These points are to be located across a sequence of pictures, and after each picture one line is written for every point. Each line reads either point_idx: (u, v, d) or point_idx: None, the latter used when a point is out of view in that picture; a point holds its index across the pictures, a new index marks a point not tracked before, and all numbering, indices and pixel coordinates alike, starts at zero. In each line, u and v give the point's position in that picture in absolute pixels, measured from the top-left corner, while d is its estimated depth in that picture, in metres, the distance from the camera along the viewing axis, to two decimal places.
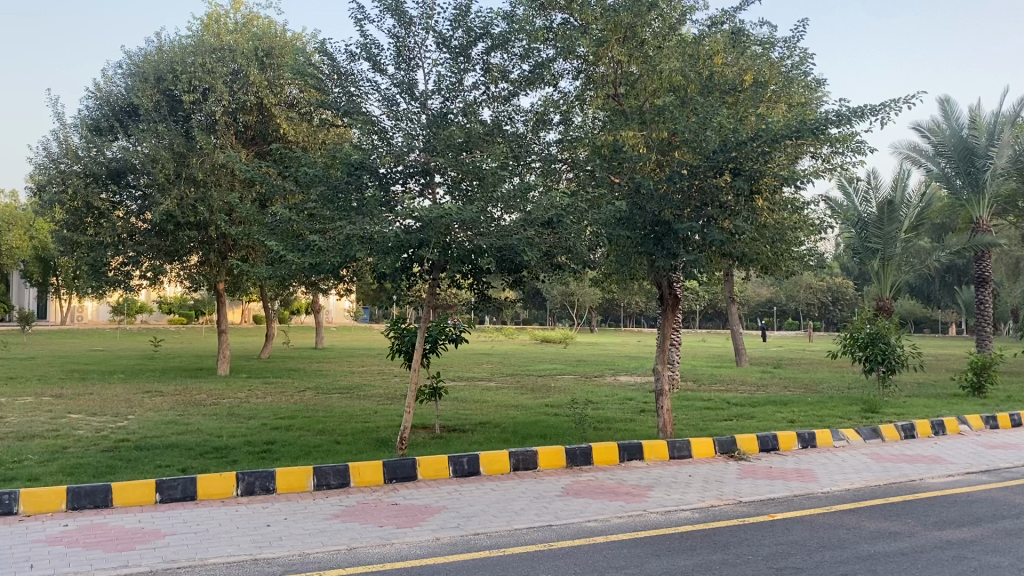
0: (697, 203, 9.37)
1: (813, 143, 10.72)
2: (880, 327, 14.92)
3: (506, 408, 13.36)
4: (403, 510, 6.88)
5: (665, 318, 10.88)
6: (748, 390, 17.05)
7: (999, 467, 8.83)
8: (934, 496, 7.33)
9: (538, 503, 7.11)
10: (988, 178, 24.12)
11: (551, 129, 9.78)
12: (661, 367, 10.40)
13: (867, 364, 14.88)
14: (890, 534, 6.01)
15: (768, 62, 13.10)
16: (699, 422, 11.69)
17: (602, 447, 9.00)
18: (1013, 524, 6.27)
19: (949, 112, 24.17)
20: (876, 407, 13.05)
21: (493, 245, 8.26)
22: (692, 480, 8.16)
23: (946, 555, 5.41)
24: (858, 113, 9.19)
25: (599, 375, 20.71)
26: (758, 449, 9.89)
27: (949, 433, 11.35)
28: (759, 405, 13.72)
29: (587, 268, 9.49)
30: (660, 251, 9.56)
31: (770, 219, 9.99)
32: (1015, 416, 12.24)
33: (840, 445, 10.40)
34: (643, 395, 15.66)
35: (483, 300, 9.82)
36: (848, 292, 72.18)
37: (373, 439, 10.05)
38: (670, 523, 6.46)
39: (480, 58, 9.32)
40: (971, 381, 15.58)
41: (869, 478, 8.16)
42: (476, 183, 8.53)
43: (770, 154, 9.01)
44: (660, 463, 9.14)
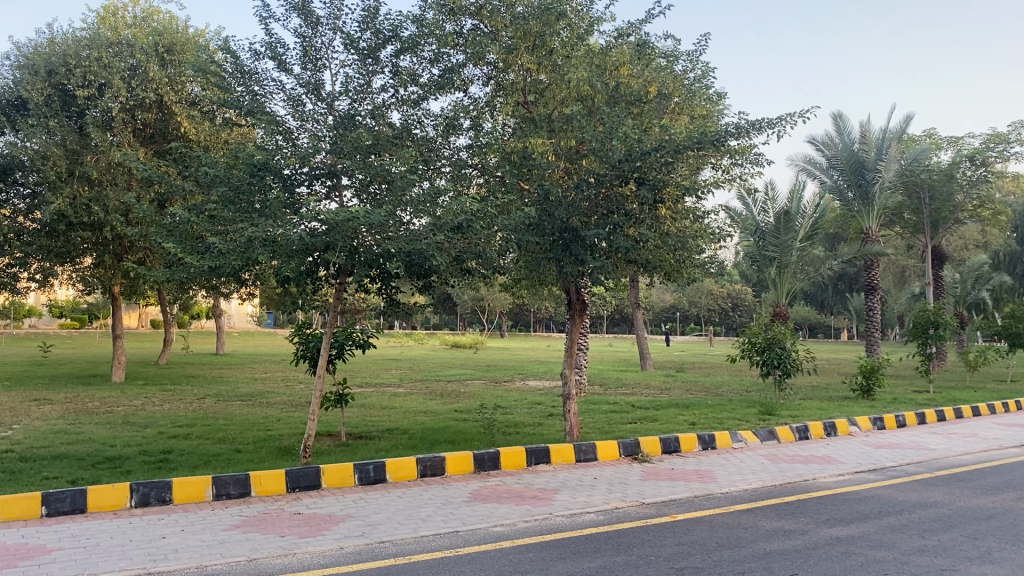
0: (604, 211, 9.47)
1: (714, 155, 10.99)
2: (777, 332, 15.44)
3: (414, 414, 13.31)
4: (306, 519, 6.74)
5: (572, 324, 10.91)
6: (652, 393, 17.39)
7: (886, 467, 9.26)
8: (825, 495, 7.63)
9: (445, 509, 7.09)
10: (877, 190, 25.35)
11: (461, 134, 9.79)
12: (568, 371, 10.45)
13: (764, 367, 15.41)
14: (785, 532, 6.24)
15: (672, 75, 13.51)
16: (605, 426, 11.84)
17: (510, 452, 9.05)
18: (896, 519, 6.59)
19: (842, 127, 25.39)
20: (773, 409, 13.52)
21: (402, 250, 8.13)
22: (598, 483, 8.28)
23: (835, 551, 5.65)
24: (757, 127, 9.51)
25: (508, 381, 20.80)
26: (661, 451, 10.13)
27: (840, 434, 11.87)
28: (662, 408, 14.01)
29: (497, 274, 9.54)
30: (568, 257, 9.63)
31: (674, 227, 10.19)
32: (901, 416, 12.91)
33: (739, 446, 10.73)
34: (552, 399, 15.79)
35: (391, 305, 9.71)
36: (747, 299, 74.99)
37: (275, 447, 9.80)
38: (575, 526, 6.54)
39: (388, 60, 9.24)
40: (860, 384, 16.31)
41: (765, 479, 8.44)
42: (385, 187, 8.42)
43: (674, 164, 9.23)
44: (567, 466, 9.23)
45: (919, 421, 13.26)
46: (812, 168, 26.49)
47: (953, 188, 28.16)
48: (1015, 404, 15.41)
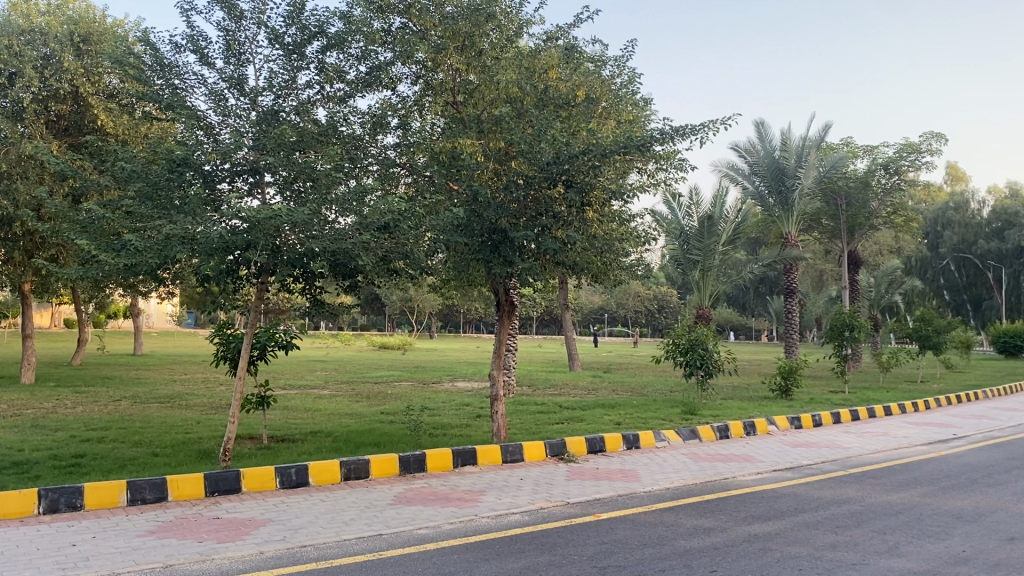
0: (532, 213, 9.47)
1: (640, 160, 11.16)
2: (700, 334, 15.75)
3: (339, 417, 13.13)
4: (225, 524, 6.58)
5: (500, 325, 10.90)
6: (580, 394, 17.56)
7: (802, 465, 9.53)
8: (744, 493, 7.81)
9: (369, 512, 7.01)
10: (796, 197, 26.14)
11: (389, 133, 9.67)
12: (496, 372, 10.45)
13: (687, 368, 15.70)
14: (705, 529, 6.36)
15: (600, 80, 13.69)
16: (531, 427, 11.89)
17: (435, 453, 9.00)
18: (811, 516, 6.79)
19: (763, 134, 26.10)
20: (695, 409, 13.78)
21: (326, 249, 8.01)
22: (523, 483, 8.31)
23: (752, 548, 5.78)
24: (681, 132, 9.71)
25: (436, 382, 20.73)
26: (587, 451, 10.22)
27: (759, 433, 12.18)
28: (588, 409, 14.14)
29: (424, 274, 9.47)
30: (496, 258, 9.60)
31: (601, 230, 10.27)
32: (817, 416, 13.31)
33: (662, 446, 10.91)
34: (479, 400, 15.79)
35: (316, 305, 9.55)
36: (672, 301, 76.42)
37: (193, 450, 9.55)
38: (500, 527, 6.54)
39: (314, 56, 9.10)
40: (779, 385, 16.77)
41: (687, 478, 8.59)
42: (309, 185, 8.29)
43: (601, 168, 9.33)
44: (493, 467, 9.24)
45: (834, 420, 13.70)
46: (734, 174, 27.13)
47: (868, 195, 29.28)
48: (923, 404, 16.08)
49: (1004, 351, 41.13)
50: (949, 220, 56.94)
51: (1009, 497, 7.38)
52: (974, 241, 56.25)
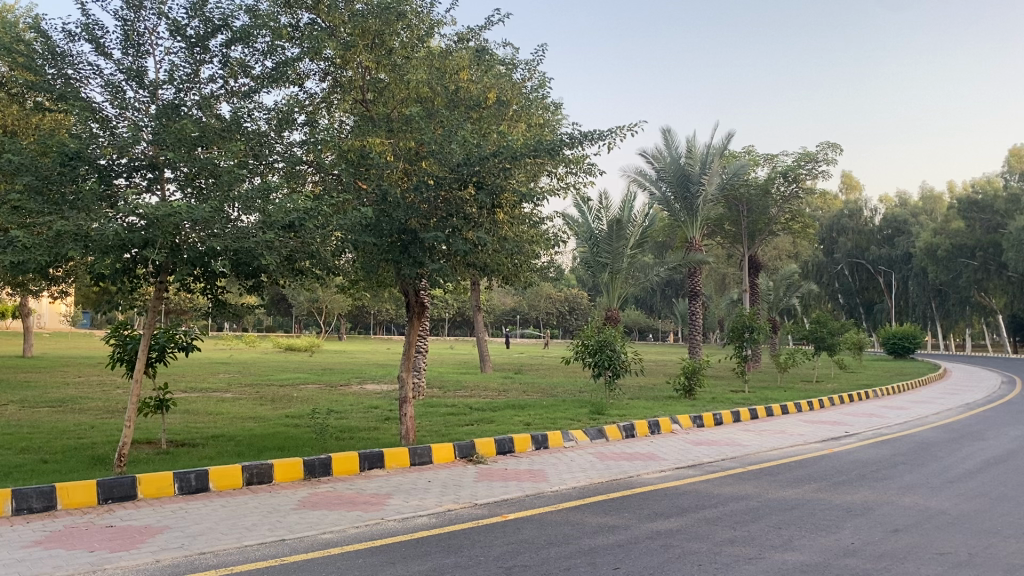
0: (442, 214, 9.39)
1: (550, 164, 11.29)
2: (608, 335, 16.00)
3: (243, 420, 12.81)
4: (118, 532, 6.33)
5: (409, 327, 10.59)
6: (490, 395, 17.61)
7: (703, 462, 9.81)
8: (648, 491, 7.98)
9: (272, 518, 6.85)
10: (700, 203, 26.95)
11: (296, 130, 9.47)
12: (405, 375, 10.34)
13: (595, 368, 15.94)
14: (609, 527, 6.47)
15: (511, 83, 13.82)
16: (441, 428, 11.86)
17: (342, 457, 8.87)
18: (711, 512, 7.00)
19: (670, 141, 26.77)
20: (603, 409, 14.02)
21: (229, 248, 7.79)
22: (431, 485, 8.28)
23: (655, 545, 5.91)
24: (589, 138, 9.88)
25: (344, 383, 20.46)
26: (496, 452, 10.26)
27: (663, 432, 12.49)
28: (497, 410, 14.19)
29: (332, 274, 9.31)
30: (406, 259, 9.47)
31: (511, 232, 10.28)
32: (718, 415, 13.73)
33: (570, 445, 11.05)
34: (388, 402, 15.66)
35: (218, 306, 9.27)
36: (582, 302, 77.64)
37: (87, 456, 9.16)
38: (406, 530, 6.50)
39: (218, 50, 8.86)
40: (683, 384, 17.19)
41: (593, 476, 8.72)
42: (212, 182, 8.07)
43: (511, 170, 9.33)
44: (400, 470, 9.18)
45: (734, 419, 14.15)
46: (642, 179, 27.68)
47: (768, 202, 30.44)
48: (818, 403, 16.77)
49: (893, 353, 43.14)
50: (844, 227, 60.83)
51: (894, 491, 7.77)
52: (867, 247, 60.41)
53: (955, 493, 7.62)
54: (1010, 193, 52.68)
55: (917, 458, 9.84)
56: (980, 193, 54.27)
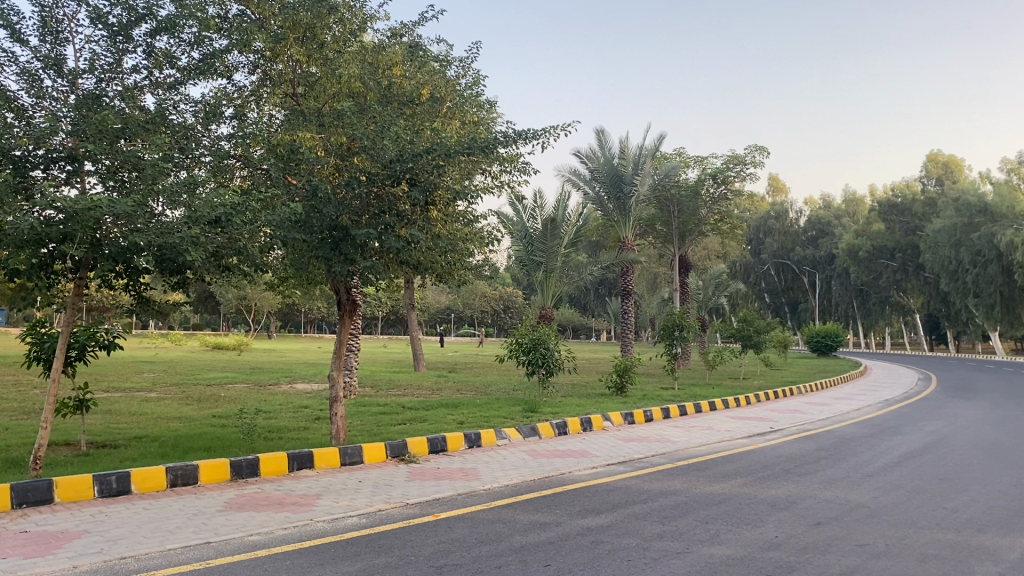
0: (375, 211, 9.27)
1: (485, 162, 11.28)
2: (542, 333, 16.07)
3: (168, 420, 12.48)
4: (33, 538, 6.09)
5: (340, 325, 10.37)
6: (423, 394, 17.52)
7: (634, 458, 9.94)
8: (579, 488, 8.04)
9: (197, 520, 6.69)
10: (633, 204, 27.31)
11: (223, 123, 9.26)
12: (335, 374, 10.19)
13: (529, 367, 16.00)
14: (541, 524, 6.49)
15: (445, 81, 13.79)
16: (373, 428, 11.76)
17: (270, 457, 8.70)
18: (641, 508, 7.08)
19: (603, 142, 27.04)
20: (536, 407, 14.09)
21: (152, 243, 7.56)
22: (362, 486, 8.19)
23: (585, 541, 5.96)
24: (523, 137, 9.92)
25: (274, 383, 20.08)
26: (428, 450, 10.21)
27: (595, 429, 12.63)
28: (430, 409, 14.13)
29: (260, 271, 9.13)
30: (336, 256, 9.29)
31: (444, 230, 10.21)
32: (648, 411, 13.95)
33: (503, 443, 11.08)
34: (318, 402, 15.45)
35: (141, 303, 9.01)
36: (516, 301, 78.03)
37: (1, 459, 8.79)
38: (336, 531, 6.42)
39: (142, 39, 8.60)
40: (615, 382, 17.38)
41: (525, 474, 8.75)
42: (136, 175, 7.83)
43: (444, 168, 9.26)
44: (330, 470, 9.06)
45: (664, 415, 14.38)
46: (576, 179, 27.88)
47: (698, 203, 31.07)
48: (744, 399, 17.16)
49: (817, 351, 44.41)
50: (771, 229, 62.44)
51: (817, 485, 7.99)
52: (792, 248, 62.15)
53: (873, 486, 7.88)
54: (927, 197, 54.88)
55: (838, 453, 10.15)
56: (899, 196, 56.38)
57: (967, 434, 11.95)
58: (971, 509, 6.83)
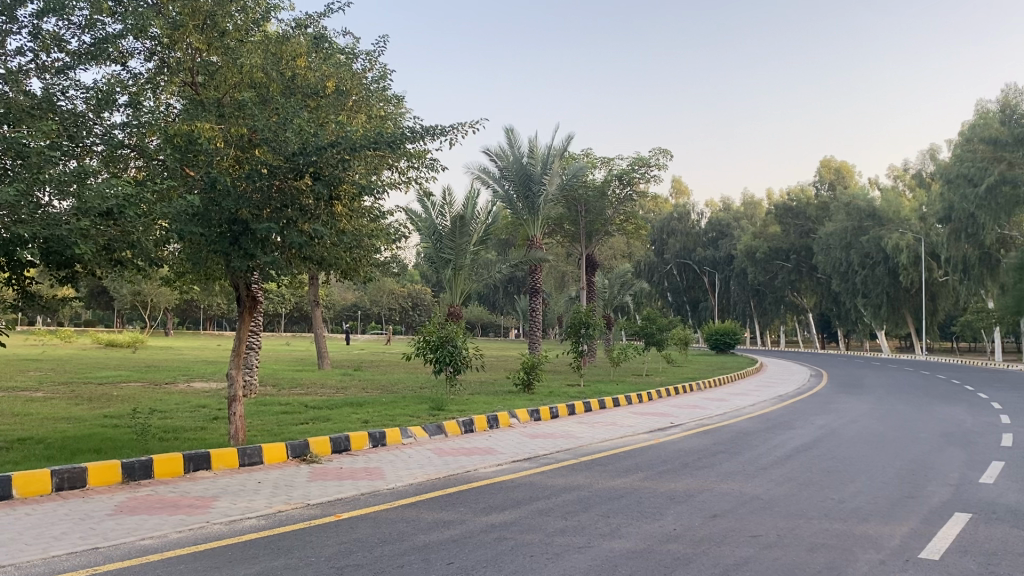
0: (277, 205, 9.00)
1: (392, 157, 11.17)
2: (449, 330, 16.01)
3: (54, 422, 11.86)
4: None
5: (240, 323, 10.05)
6: (327, 392, 17.23)
7: (539, 454, 10.03)
8: (484, 485, 8.06)
9: (85, 525, 6.40)
10: (542, 202, 27.52)
11: (117, 111, 8.91)
12: (235, 372, 9.91)
13: (436, 364, 15.94)
14: (445, 523, 6.48)
15: (351, 74, 13.60)
16: (274, 427, 11.48)
17: (164, 458, 8.39)
18: (544, 504, 7.16)
19: (513, 141, 27.16)
20: (442, 405, 14.04)
21: (37, 234, 7.17)
22: (262, 486, 8.00)
23: (489, 538, 5.98)
24: (431, 132, 9.90)
25: (170, 382, 19.37)
26: (331, 450, 10.04)
27: (501, 426, 12.69)
28: (335, 408, 13.91)
29: (156, 265, 8.77)
30: (235, 251, 8.96)
31: (349, 226, 10.01)
32: (554, 408, 14.11)
33: (408, 442, 11.01)
34: (218, 401, 15.00)
35: (25, 298, 8.53)
36: (425, 299, 77.72)
37: None
38: (234, 532, 6.24)
39: (27, 20, 8.19)
40: (522, 379, 17.48)
41: (430, 472, 8.71)
42: (19, 163, 7.41)
43: (349, 162, 9.12)
44: (228, 471, 8.81)
45: (569, 411, 14.56)
46: (485, 177, 27.91)
47: (604, 203, 31.64)
48: (647, 395, 17.56)
49: (716, 348, 45.79)
50: (674, 229, 64.05)
51: (713, 478, 8.23)
52: (693, 248, 63.87)
53: (767, 479, 8.17)
54: (820, 201, 57.31)
55: (734, 447, 10.48)
56: (794, 200, 58.70)
57: (854, 428, 12.54)
58: (856, 499, 7.16)
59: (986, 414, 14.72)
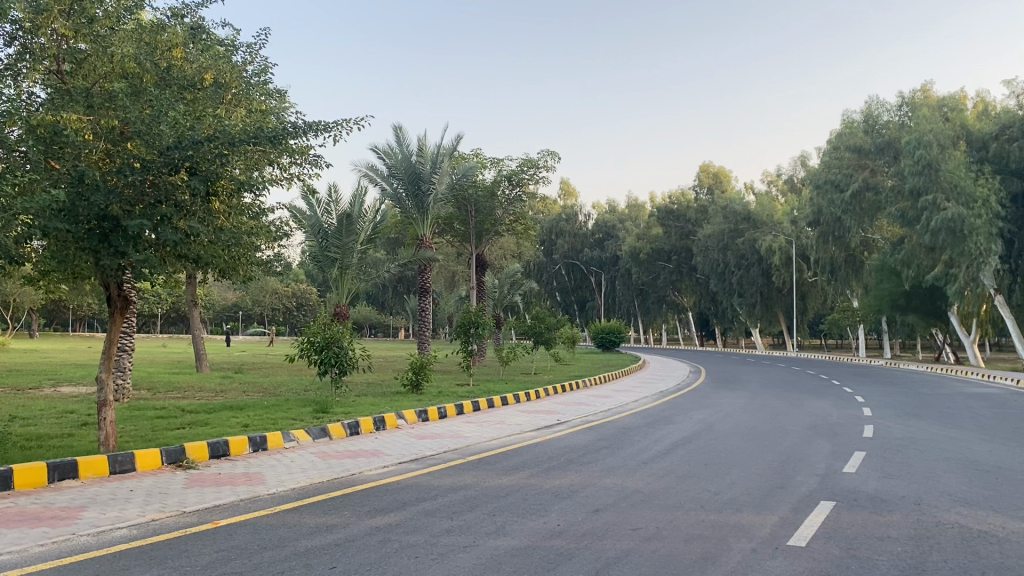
0: (150, 200, 8.58)
1: (274, 155, 10.92)
2: (335, 331, 15.75)
3: None
4: None
5: (111, 324, 9.57)
6: (206, 396, 16.65)
7: (425, 455, 9.98)
8: (369, 488, 7.96)
9: None
10: (430, 201, 27.38)
11: None
12: (105, 376, 9.43)
13: (321, 366, 15.63)
14: (328, 527, 6.37)
15: (230, 67, 13.20)
16: (147, 433, 11.01)
17: (27, 468, 7.91)
18: (430, 504, 7.14)
19: (402, 138, 26.96)
20: (327, 407, 13.79)
21: None
22: (134, 495, 7.65)
23: (373, 541, 5.91)
24: (313, 128, 9.73)
25: (34, 387, 18.24)
26: (209, 455, 9.72)
27: (388, 427, 12.57)
28: (213, 412, 13.45)
29: (14, 263, 8.20)
30: (105, 249, 8.51)
31: (227, 222, 9.66)
32: (442, 408, 14.09)
33: (291, 446, 10.75)
34: (86, 406, 14.23)
35: None
36: (310, 298, 76.28)
37: None
38: (103, 543, 5.95)
39: None
40: (410, 379, 17.36)
41: (313, 476, 8.53)
42: None
43: (228, 157, 8.83)
44: (97, 480, 8.37)
45: (457, 411, 14.56)
46: (373, 174, 27.57)
47: (493, 204, 31.82)
48: (534, 393, 17.75)
49: (602, 346, 46.71)
50: (562, 230, 64.92)
51: (597, 474, 8.40)
52: (581, 249, 65.15)
53: (648, 473, 8.41)
54: (700, 205, 59.39)
55: (617, 443, 10.73)
56: (675, 204, 60.59)
57: (729, 422, 13.03)
58: (730, 490, 7.45)
59: (850, 407, 15.61)
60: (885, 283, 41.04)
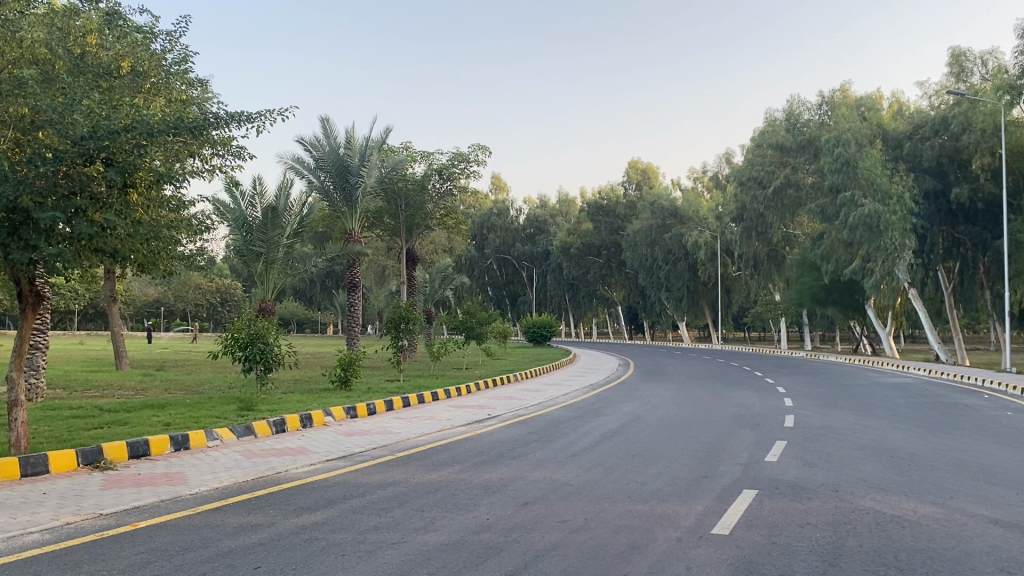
0: (63, 192, 8.25)
1: (196, 146, 10.67)
2: (260, 327, 15.44)
3: None
4: None
5: (22, 321, 9.17)
6: (126, 394, 16.15)
7: (353, 452, 9.88)
8: (296, 486, 7.84)
9: None
10: (359, 194, 27.07)
11: None
12: (15, 375, 9.06)
13: (246, 363, 15.31)
14: (253, 526, 6.25)
15: (149, 54, 12.85)
16: (63, 434, 10.63)
17: None
18: (358, 502, 7.06)
19: (329, 131, 26.60)
20: (252, 405, 13.53)
21: None
22: (48, 498, 7.38)
23: (298, 539, 5.81)
24: (235, 119, 9.53)
25: None
26: (128, 455, 9.43)
27: (315, 425, 12.38)
28: (133, 411, 13.05)
29: None
30: (15, 242, 8.14)
31: (145, 216, 9.37)
32: (371, 404, 13.96)
33: (214, 444, 10.51)
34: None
35: None
36: (235, 293, 74.65)
37: None
38: (14, 549, 5.72)
39: None
40: (339, 375, 17.15)
41: (237, 475, 8.36)
42: None
43: (146, 148, 8.57)
44: (8, 483, 8.04)
45: (386, 408, 14.44)
46: (299, 167, 27.11)
47: (423, 197, 31.61)
48: (465, 388, 17.75)
49: (532, 339, 46.96)
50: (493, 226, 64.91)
51: (526, 467, 8.44)
52: (512, 243, 65.34)
53: (576, 465, 8.48)
54: (629, 201, 60.08)
55: (546, 436, 10.79)
56: (605, 199, 61.16)
57: (656, 413, 13.24)
58: (656, 481, 7.57)
59: (772, 398, 16.02)
60: (806, 277, 42.23)
